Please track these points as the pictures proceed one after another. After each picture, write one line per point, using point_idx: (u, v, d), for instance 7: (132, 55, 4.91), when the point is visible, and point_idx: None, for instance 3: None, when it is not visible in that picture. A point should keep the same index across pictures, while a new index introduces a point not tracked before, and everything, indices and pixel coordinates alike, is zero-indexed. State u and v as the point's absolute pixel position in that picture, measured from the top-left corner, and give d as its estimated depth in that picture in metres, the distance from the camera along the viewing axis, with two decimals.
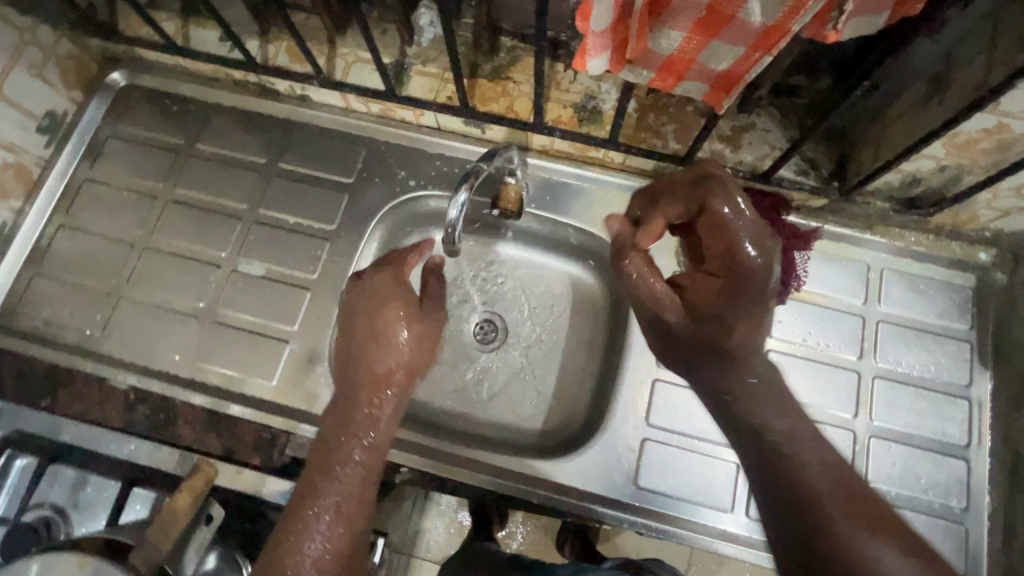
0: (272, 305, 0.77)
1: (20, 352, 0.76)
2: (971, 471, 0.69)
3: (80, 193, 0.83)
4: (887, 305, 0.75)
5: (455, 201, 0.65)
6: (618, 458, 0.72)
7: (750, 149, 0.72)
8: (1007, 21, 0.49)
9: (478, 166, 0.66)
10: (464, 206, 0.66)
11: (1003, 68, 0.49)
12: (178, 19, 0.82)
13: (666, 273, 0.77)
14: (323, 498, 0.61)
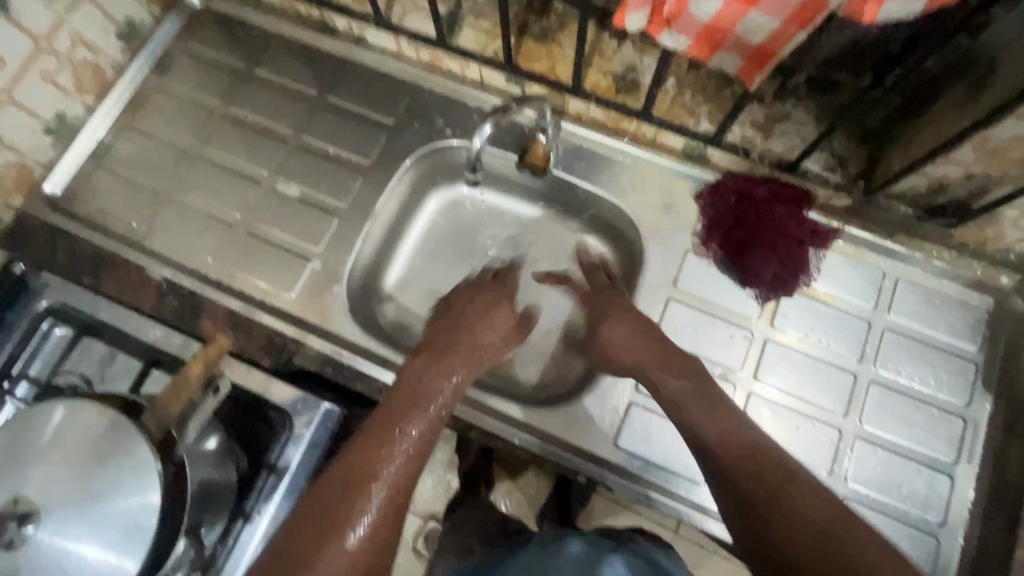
0: (302, 225, 0.82)
1: (72, 232, 0.82)
2: (955, 487, 0.69)
3: (146, 100, 0.89)
4: (895, 314, 0.74)
5: (480, 131, 0.72)
6: (603, 418, 0.74)
7: (780, 139, 0.74)
8: None
9: (508, 106, 0.74)
10: (487, 136, 0.73)
11: None
12: None
13: (679, 251, 0.78)
14: (383, 466, 0.60)
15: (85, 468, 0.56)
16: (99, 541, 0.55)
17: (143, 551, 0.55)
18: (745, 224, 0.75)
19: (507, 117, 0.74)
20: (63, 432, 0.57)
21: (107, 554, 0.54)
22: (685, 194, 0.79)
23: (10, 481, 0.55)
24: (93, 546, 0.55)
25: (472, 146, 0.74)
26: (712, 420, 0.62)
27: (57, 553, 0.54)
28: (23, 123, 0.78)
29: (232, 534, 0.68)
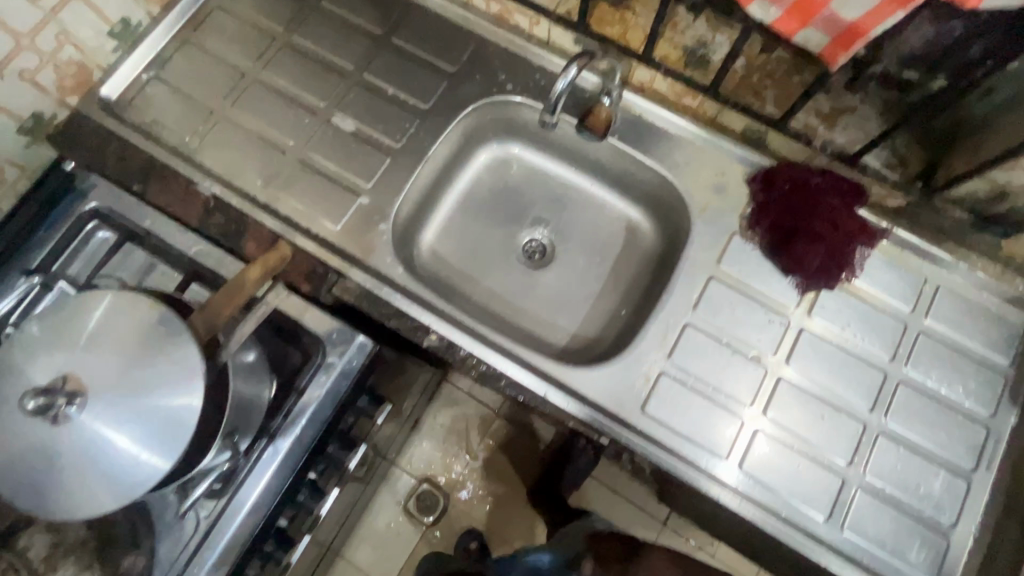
0: (354, 159, 0.82)
1: (127, 138, 0.82)
2: (971, 493, 0.69)
3: (209, 19, 0.89)
4: (931, 320, 0.75)
5: (567, 73, 0.69)
6: (631, 385, 0.73)
7: (844, 132, 0.73)
8: None
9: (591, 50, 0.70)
10: (573, 80, 0.69)
11: None
12: None
13: (726, 231, 0.79)
14: None
15: (131, 358, 0.57)
16: (136, 431, 0.55)
17: (177, 452, 0.55)
18: (795, 212, 0.75)
19: (589, 61, 0.70)
20: (111, 321, 0.58)
21: (144, 445, 0.55)
22: (738, 177, 0.80)
23: (54, 361, 0.56)
24: (130, 436, 0.55)
25: (551, 93, 0.71)
26: None
27: (96, 437, 0.54)
28: (89, 22, 0.77)
29: (256, 450, 0.71)
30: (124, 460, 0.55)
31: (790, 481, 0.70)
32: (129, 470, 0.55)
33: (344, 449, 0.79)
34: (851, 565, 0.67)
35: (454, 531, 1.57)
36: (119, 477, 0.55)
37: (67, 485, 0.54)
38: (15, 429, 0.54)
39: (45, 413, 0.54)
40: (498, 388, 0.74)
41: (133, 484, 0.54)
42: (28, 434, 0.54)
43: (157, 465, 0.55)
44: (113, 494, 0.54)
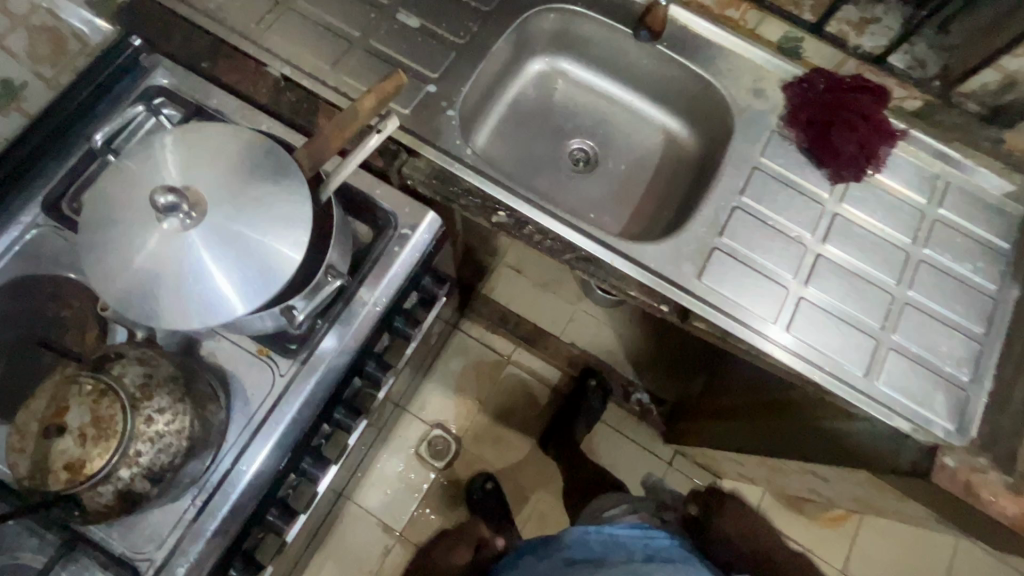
0: (420, 51, 0.85)
1: (194, 21, 0.83)
2: (983, 353, 0.78)
3: None
4: (944, 209, 0.84)
5: None
6: (687, 256, 0.79)
7: (872, 37, 0.82)
8: None
9: None
10: None
11: None
12: None
13: (766, 128, 0.86)
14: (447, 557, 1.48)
15: (225, 187, 0.58)
16: (226, 258, 0.56)
17: (253, 304, 0.56)
18: (830, 109, 0.83)
19: None
20: (244, 155, 0.60)
21: (232, 274, 0.56)
22: (775, 83, 0.88)
23: (183, 169, 0.58)
24: (224, 264, 0.56)
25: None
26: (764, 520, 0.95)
27: (190, 257, 0.56)
28: None
29: (332, 313, 0.72)
30: (212, 286, 0.56)
31: (831, 342, 0.77)
32: (209, 299, 0.56)
33: (410, 325, 0.82)
34: (886, 412, 0.75)
35: (467, 476, 1.57)
36: (202, 300, 0.56)
37: (158, 297, 0.56)
38: (131, 231, 0.56)
39: (168, 208, 0.55)
40: (563, 262, 0.79)
41: (215, 311, 0.56)
42: (143, 236, 0.56)
43: (237, 305, 0.56)
44: (198, 320, 0.55)
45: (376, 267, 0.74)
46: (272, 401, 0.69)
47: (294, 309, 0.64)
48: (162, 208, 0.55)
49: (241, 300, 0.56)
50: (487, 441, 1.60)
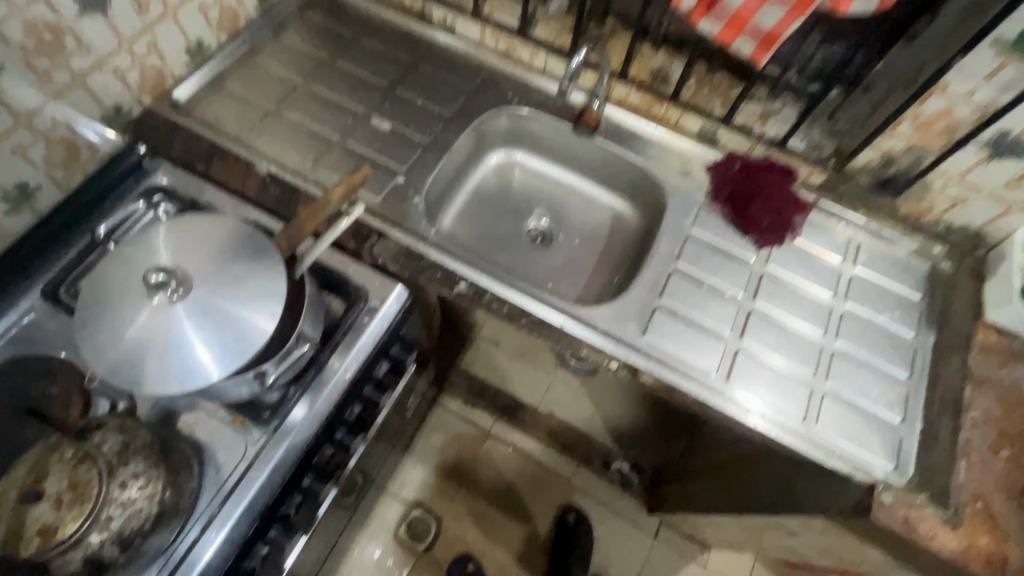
0: (391, 150, 0.99)
1: (194, 130, 0.96)
2: (910, 396, 0.85)
3: (265, 48, 1.08)
4: (859, 267, 0.95)
5: (578, 55, 0.93)
6: (632, 316, 0.88)
7: (775, 126, 0.96)
8: (946, 29, 0.74)
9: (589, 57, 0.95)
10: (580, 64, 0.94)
11: (943, 55, 0.74)
12: None
13: (695, 204, 0.98)
14: None
15: (210, 266, 0.66)
16: (207, 330, 0.63)
17: (228, 370, 0.62)
18: (747, 185, 0.96)
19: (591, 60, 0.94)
20: (230, 240, 0.69)
21: (212, 343, 0.63)
22: (699, 166, 1.02)
23: (176, 252, 0.67)
24: (205, 334, 0.63)
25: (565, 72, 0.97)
26: None
27: (175, 329, 0.63)
28: (175, 38, 0.94)
29: (305, 380, 0.77)
30: (192, 354, 0.62)
31: (769, 391, 0.84)
32: (189, 367, 0.62)
33: (379, 393, 0.87)
34: (827, 454, 0.80)
35: (447, 558, 1.52)
36: (183, 367, 0.62)
37: (143, 365, 0.61)
38: (125, 307, 0.64)
39: (161, 286, 0.64)
40: (519, 326, 0.86)
41: (193, 377, 0.61)
42: (135, 311, 0.63)
43: (213, 371, 0.62)
44: (177, 385, 0.61)
45: (347, 338, 0.80)
46: (241, 471, 0.72)
47: (267, 372, 0.70)
48: (155, 286, 0.64)
49: (217, 366, 0.62)
50: (468, 519, 1.56)
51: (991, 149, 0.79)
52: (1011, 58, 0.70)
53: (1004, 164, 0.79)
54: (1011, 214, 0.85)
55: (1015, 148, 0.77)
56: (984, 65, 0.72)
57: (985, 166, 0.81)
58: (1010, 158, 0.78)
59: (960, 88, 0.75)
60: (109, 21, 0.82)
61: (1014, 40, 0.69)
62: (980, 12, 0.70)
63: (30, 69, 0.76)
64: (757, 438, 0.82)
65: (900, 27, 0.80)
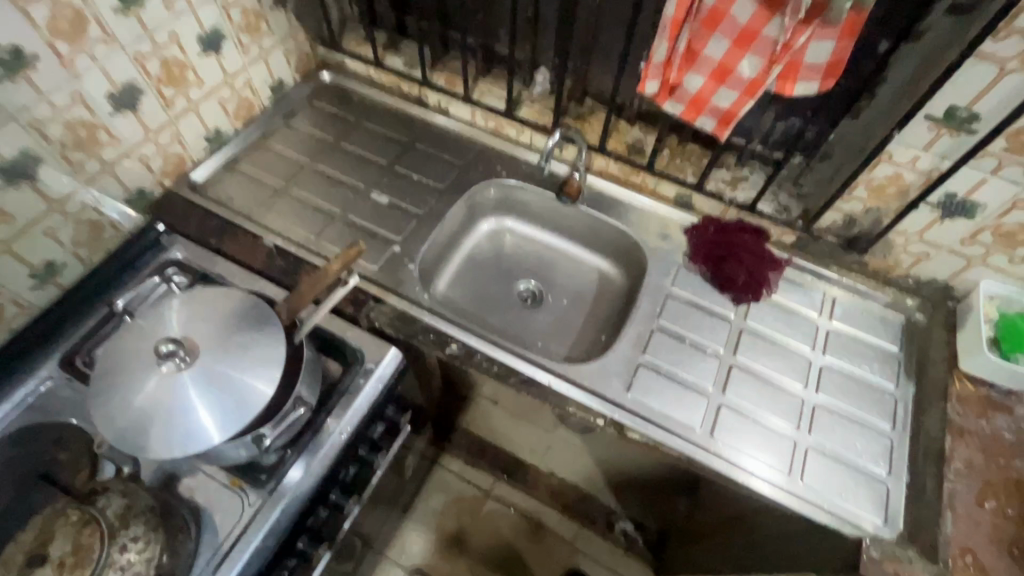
0: (389, 221, 1.06)
1: (209, 208, 1.05)
2: (895, 447, 0.86)
3: (277, 132, 1.19)
4: (836, 321, 0.99)
5: (553, 136, 1.01)
6: (617, 373, 0.92)
7: (744, 191, 1.04)
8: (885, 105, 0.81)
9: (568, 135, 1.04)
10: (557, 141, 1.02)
11: (885, 127, 0.81)
12: (377, 46, 1.21)
13: (674, 264, 1.04)
14: None
15: (216, 335, 0.72)
16: (210, 396, 0.68)
17: (229, 433, 0.66)
18: (722, 246, 1.02)
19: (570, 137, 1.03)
20: (236, 311, 0.75)
21: (214, 408, 0.67)
22: (677, 228, 1.08)
23: (185, 323, 0.72)
24: (209, 400, 0.67)
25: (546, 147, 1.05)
26: None
27: (181, 395, 0.67)
28: (195, 128, 1.05)
29: (301, 441, 0.80)
30: (196, 418, 0.66)
31: (753, 445, 0.86)
32: (192, 431, 0.66)
33: (374, 453, 0.90)
34: (814, 509, 0.81)
35: None
36: (186, 431, 0.66)
37: (150, 430, 0.66)
38: (135, 375, 0.68)
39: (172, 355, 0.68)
40: (508, 385, 0.90)
41: (195, 440, 0.66)
42: (144, 379, 0.68)
43: (215, 435, 0.66)
44: (179, 448, 0.65)
45: (343, 400, 0.84)
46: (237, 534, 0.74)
47: (264, 436, 0.73)
48: (166, 355, 0.68)
49: (218, 430, 0.67)
50: None
51: (943, 210, 0.84)
52: (943, 131, 0.76)
53: (958, 223, 0.84)
54: (973, 267, 0.90)
55: (965, 208, 0.82)
56: (921, 136, 0.78)
57: (941, 224, 0.86)
58: (962, 217, 0.83)
59: (904, 157, 0.81)
60: (137, 116, 0.93)
61: (943, 115, 0.74)
62: (911, 90, 0.77)
63: (66, 161, 0.86)
64: (745, 493, 0.83)
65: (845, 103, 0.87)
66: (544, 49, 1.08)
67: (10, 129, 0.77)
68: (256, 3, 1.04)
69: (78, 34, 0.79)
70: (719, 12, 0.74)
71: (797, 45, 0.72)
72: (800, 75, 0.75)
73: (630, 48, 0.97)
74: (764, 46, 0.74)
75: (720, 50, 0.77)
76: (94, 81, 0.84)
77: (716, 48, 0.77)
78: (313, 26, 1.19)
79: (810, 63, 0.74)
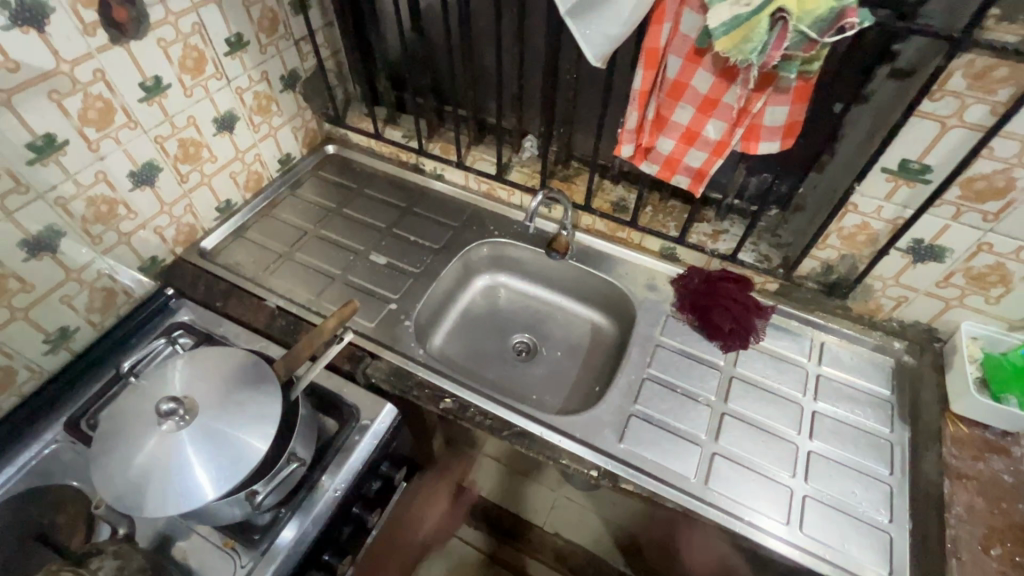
0: (387, 280, 1.12)
1: (217, 273, 1.11)
2: (895, 493, 0.85)
3: (283, 200, 1.27)
4: (825, 366, 1.00)
5: (536, 197, 1.05)
6: (608, 423, 0.92)
7: (724, 242, 1.08)
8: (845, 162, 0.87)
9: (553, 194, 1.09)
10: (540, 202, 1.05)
11: (849, 180, 0.87)
12: (377, 121, 1.31)
13: (662, 314, 1.07)
14: None
15: (214, 393, 0.75)
16: (205, 453, 0.70)
17: (222, 489, 0.68)
18: (708, 295, 1.04)
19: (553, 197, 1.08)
20: (236, 370, 0.78)
21: (209, 465, 0.69)
22: (664, 279, 1.12)
23: (185, 382, 0.76)
24: (204, 456, 0.69)
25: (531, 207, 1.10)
26: None
27: (177, 453, 0.69)
28: (207, 200, 1.13)
29: (294, 500, 0.81)
30: (191, 475, 0.68)
31: (749, 493, 0.85)
32: (187, 487, 0.68)
33: (368, 511, 0.89)
34: (815, 559, 0.79)
35: None
36: (181, 488, 0.68)
37: (146, 488, 0.67)
38: (136, 435, 0.71)
39: (172, 413, 0.71)
40: (501, 438, 0.91)
41: (189, 497, 0.67)
42: (144, 438, 0.70)
43: (208, 491, 0.68)
44: (173, 505, 0.66)
45: (336, 457, 0.85)
46: None
47: (257, 493, 0.74)
48: (164, 413, 0.71)
49: (212, 486, 0.68)
50: None
51: (914, 255, 0.88)
52: (899, 182, 0.81)
53: (930, 266, 0.88)
54: (952, 309, 0.92)
55: (934, 253, 0.86)
56: (881, 188, 0.83)
57: (914, 268, 0.90)
58: (933, 261, 0.87)
59: (869, 207, 0.86)
60: (154, 191, 1.01)
61: (897, 168, 0.79)
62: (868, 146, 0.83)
63: (86, 234, 0.93)
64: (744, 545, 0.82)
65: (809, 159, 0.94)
66: (531, 119, 1.17)
67: (38, 207, 0.84)
68: (267, 89, 1.15)
69: (106, 122, 0.88)
70: (681, 84, 0.81)
71: (755, 110, 0.78)
72: (761, 136, 0.81)
73: (608, 117, 1.05)
74: (725, 112, 0.81)
75: (686, 116, 0.84)
76: (118, 163, 0.93)
77: (682, 114, 0.84)
78: (320, 105, 1.30)
79: (769, 125, 0.80)
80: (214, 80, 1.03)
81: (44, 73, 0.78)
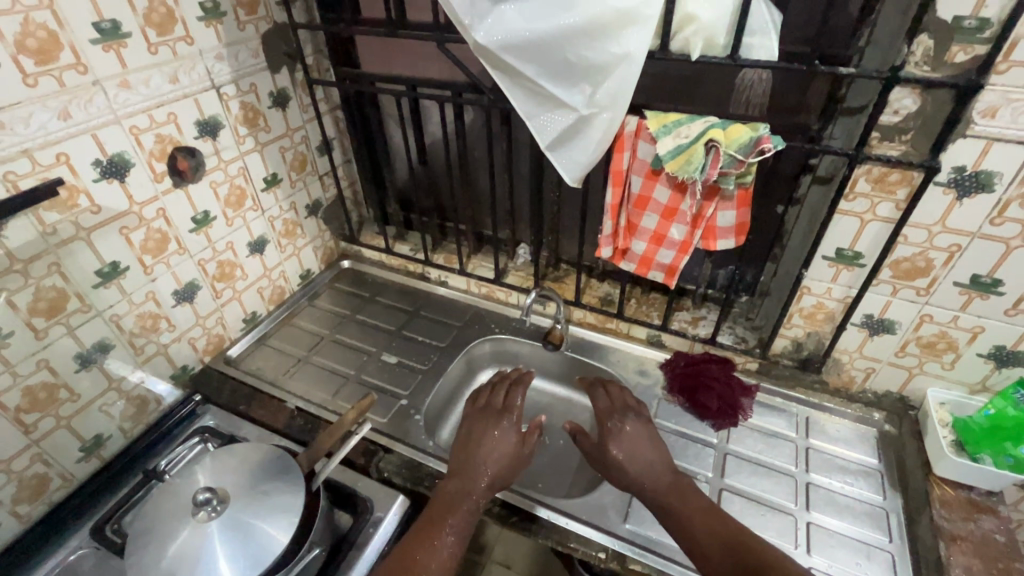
0: (397, 378, 1.21)
1: (241, 379, 1.20)
2: (897, 560, 0.87)
3: (302, 310, 1.40)
4: (812, 438, 1.06)
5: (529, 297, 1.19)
6: (611, 504, 0.97)
7: (704, 326, 1.19)
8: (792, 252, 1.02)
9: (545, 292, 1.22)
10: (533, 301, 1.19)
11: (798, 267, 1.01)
12: (388, 238, 1.49)
13: (654, 397, 1.15)
14: None
15: (243, 484, 0.81)
16: (231, 546, 0.74)
17: None
18: (692, 376, 1.13)
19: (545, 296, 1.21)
20: (262, 464, 0.84)
21: (234, 558, 0.73)
22: (653, 364, 1.22)
23: (214, 477, 0.82)
24: (229, 550, 0.74)
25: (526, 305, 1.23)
26: (632, 456, 0.91)
27: (206, 546, 0.74)
28: (236, 312, 1.26)
29: None
30: (217, 569, 0.72)
31: None
32: None
33: None
34: None
35: None
36: None
37: None
38: (167, 530, 0.76)
39: (206, 505, 0.77)
40: (510, 524, 0.93)
41: None
42: (175, 532, 0.75)
43: None
44: None
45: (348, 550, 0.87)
46: None
47: None
48: (199, 503, 0.77)
49: None
50: None
51: (869, 328, 0.98)
52: (840, 267, 0.94)
53: (886, 338, 0.98)
54: (916, 376, 1.01)
55: (885, 326, 0.97)
56: (826, 272, 0.96)
57: (873, 341, 1.00)
58: (887, 333, 0.97)
59: (821, 289, 0.99)
60: (192, 306, 1.14)
61: (834, 255, 0.93)
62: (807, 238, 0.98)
63: (131, 346, 1.04)
64: None
65: (764, 251, 1.09)
66: (522, 229, 1.34)
67: (95, 324, 0.96)
68: (295, 216, 1.34)
69: (160, 250, 1.04)
70: (644, 198, 0.98)
71: (708, 215, 0.94)
72: (718, 234, 0.96)
73: (588, 225, 1.22)
74: (684, 219, 0.97)
75: (652, 222, 1.00)
76: (166, 284, 1.07)
77: (649, 221, 1.00)
78: (338, 227, 1.49)
79: (722, 226, 0.95)
80: (252, 211, 1.21)
81: (118, 213, 0.95)
